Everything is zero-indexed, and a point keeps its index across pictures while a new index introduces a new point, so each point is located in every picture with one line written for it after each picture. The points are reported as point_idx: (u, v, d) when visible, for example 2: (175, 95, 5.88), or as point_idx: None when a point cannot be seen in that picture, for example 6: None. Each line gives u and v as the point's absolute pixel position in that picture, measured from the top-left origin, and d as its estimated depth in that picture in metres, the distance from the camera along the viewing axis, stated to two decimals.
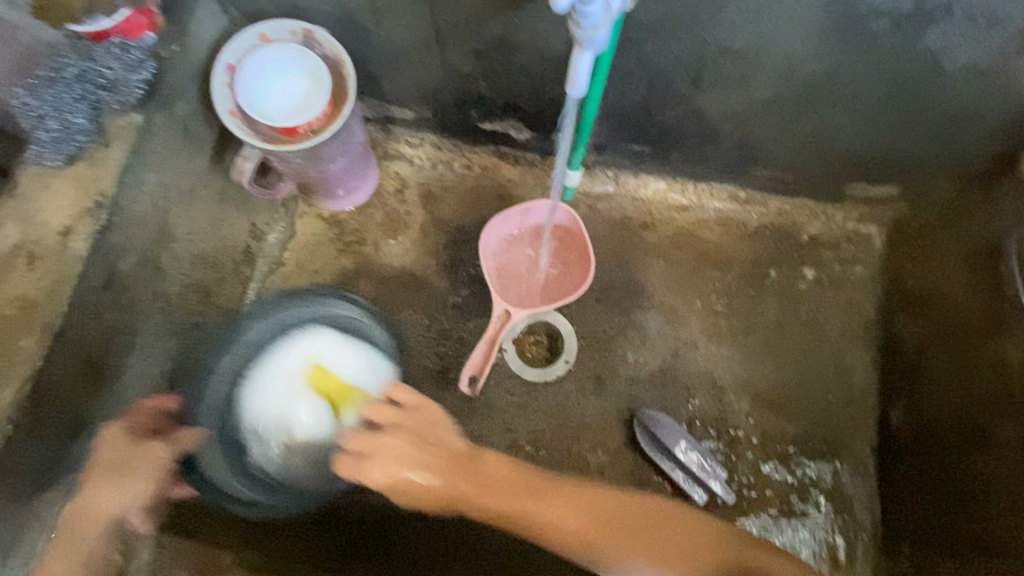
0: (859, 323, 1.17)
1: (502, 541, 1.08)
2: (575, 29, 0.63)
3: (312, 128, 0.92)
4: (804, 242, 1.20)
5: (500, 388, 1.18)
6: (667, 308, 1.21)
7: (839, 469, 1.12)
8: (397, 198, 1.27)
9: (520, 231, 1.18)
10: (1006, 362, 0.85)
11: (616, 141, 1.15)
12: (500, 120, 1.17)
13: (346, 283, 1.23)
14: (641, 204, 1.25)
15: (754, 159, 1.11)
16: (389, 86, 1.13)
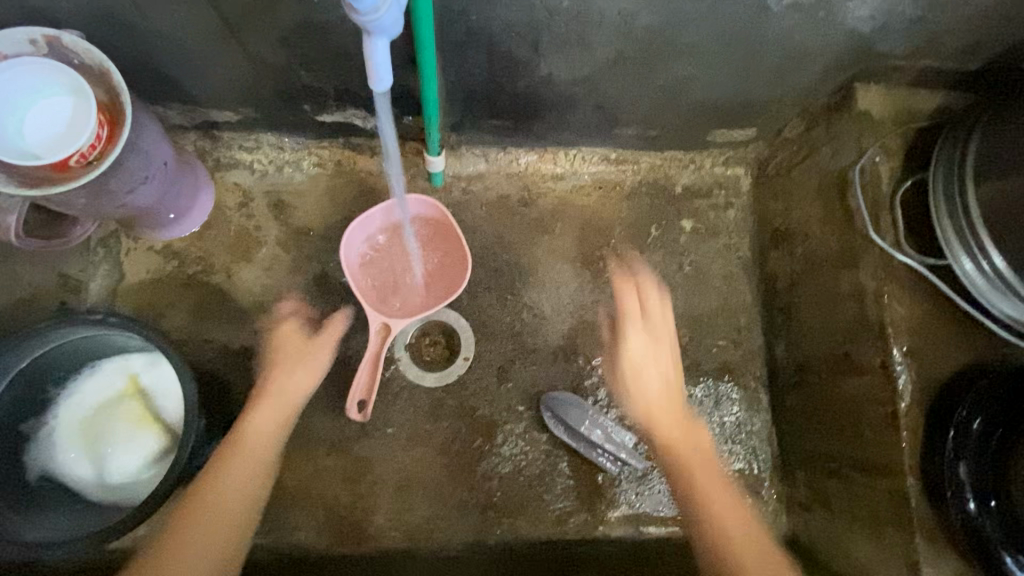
0: (739, 265, 1.19)
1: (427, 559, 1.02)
2: (356, 17, 0.54)
3: (88, 158, 0.75)
4: (679, 193, 1.20)
5: (398, 401, 1.10)
6: (558, 284, 1.18)
7: (739, 409, 1.14)
8: (242, 213, 1.10)
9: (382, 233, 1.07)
10: (864, 292, 0.88)
11: (473, 118, 1.06)
12: (339, 111, 1.03)
13: (199, 320, 1.07)
14: (515, 179, 1.18)
15: (615, 119, 1.07)
16: (194, 88, 0.95)
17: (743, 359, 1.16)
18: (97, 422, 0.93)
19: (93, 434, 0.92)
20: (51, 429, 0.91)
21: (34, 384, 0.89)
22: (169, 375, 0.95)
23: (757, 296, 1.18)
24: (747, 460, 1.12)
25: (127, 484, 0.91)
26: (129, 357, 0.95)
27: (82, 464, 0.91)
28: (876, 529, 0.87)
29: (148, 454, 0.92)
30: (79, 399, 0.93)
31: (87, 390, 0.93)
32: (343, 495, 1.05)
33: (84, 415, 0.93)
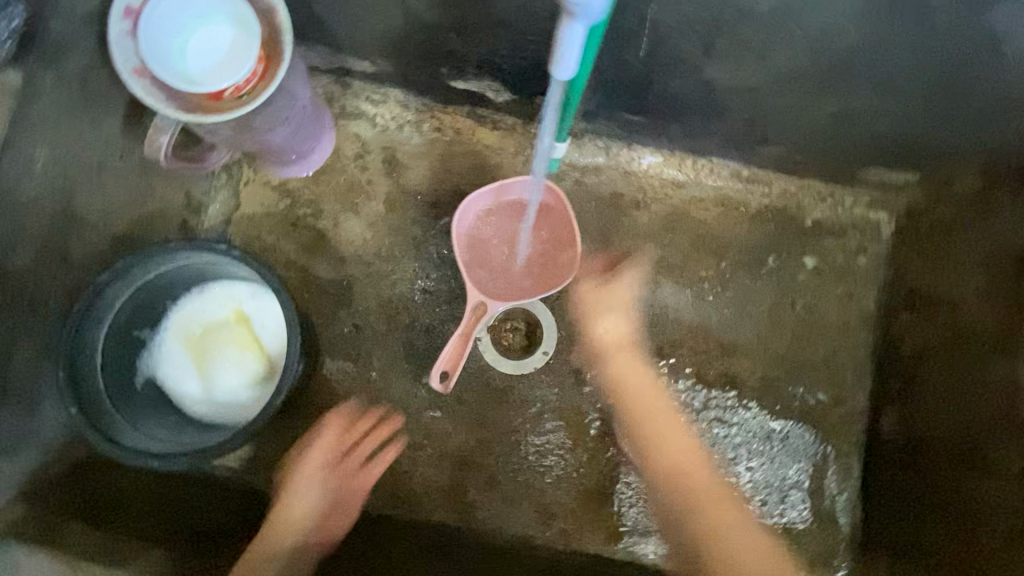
0: (856, 316, 1.09)
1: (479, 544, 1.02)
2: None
3: (243, 92, 0.75)
4: (808, 227, 1.11)
5: (472, 381, 1.09)
6: (656, 296, 1.12)
7: (822, 469, 1.06)
8: (357, 164, 1.10)
9: (492, 210, 1.06)
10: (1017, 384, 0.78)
11: (609, 110, 1.00)
12: (476, 79, 0.99)
13: (300, 262, 1.09)
14: (633, 179, 1.12)
15: (760, 136, 0.98)
16: (343, 35, 0.94)
17: (839, 418, 1.07)
18: (206, 341, 0.97)
19: (202, 351, 0.96)
20: (165, 340, 0.96)
21: (153, 299, 0.94)
22: (270, 306, 0.98)
23: (870, 355, 1.08)
24: (822, 526, 1.04)
25: (227, 405, 0.95)
26: (235, 286, 0.98)
27: (189, 379, 0.95)
28: None
29: (245, 381, 0.95)
30: (195, 315, 0.97)
31: (201, 309, 0.97)
32: (403, 460, 1.07)
33: (196, 332, 0.97)
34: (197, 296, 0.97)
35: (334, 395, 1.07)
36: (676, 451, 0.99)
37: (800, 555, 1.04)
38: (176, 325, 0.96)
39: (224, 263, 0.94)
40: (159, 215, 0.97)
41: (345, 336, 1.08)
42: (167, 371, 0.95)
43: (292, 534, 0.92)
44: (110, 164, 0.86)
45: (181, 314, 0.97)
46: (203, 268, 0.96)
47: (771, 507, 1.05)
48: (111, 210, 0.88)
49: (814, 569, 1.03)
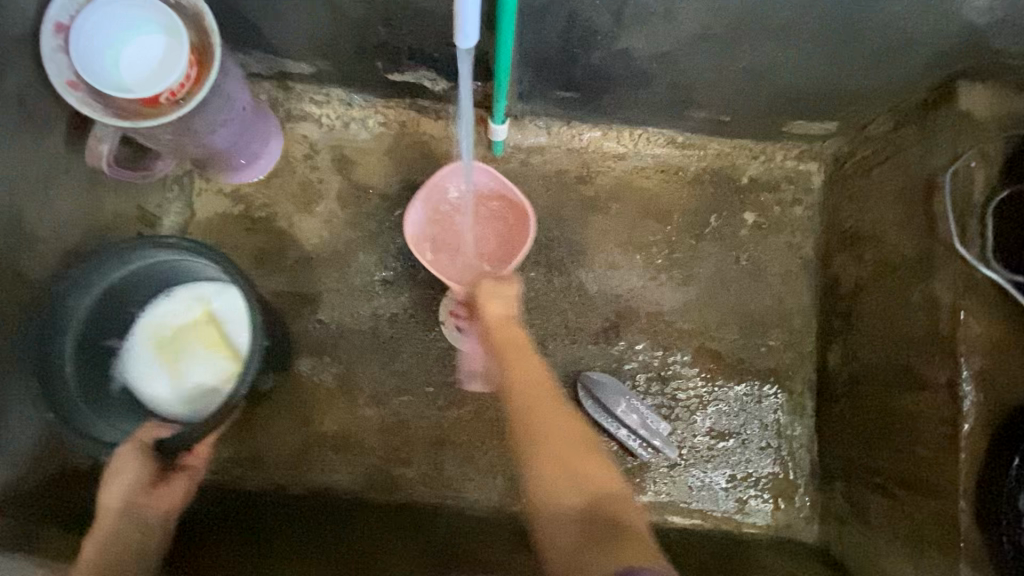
0: (798, 265, 1.15)
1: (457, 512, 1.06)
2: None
3: (178, 96, 0.79)
4: (744, 184, 1.16)
5: (439, 363, 1.12)
6: (609, 265, 1.16)
7: (779, 411, 1.11)
8: (307, 164, 1.13)
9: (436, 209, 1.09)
10: (936, 303, 0.83)
11: (542, 89, 1.04)
12: (412, 70, 1.03)
13: (260, 264, 1.11)
14: (575, 155, 1.16)
15: (687, 100, 1.03)
16: (278, 38, 0.97)
17: (790, 361, 1.12)
18: (176, 341, 1.01)
19: (172, 350, 1.01)
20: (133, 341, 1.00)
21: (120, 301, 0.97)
22: (236, 300, 1.03)
23: (814, 298, 1.13)
24: (785, 464, 1.10)
25: (194, 400, 0.99)
26: (200, 286, 1.04)
27: (157, 377, 0.99)
28: (916, 553, 0.83)
29: (218, 374, 1.00)
30: (164, 316, 1.02)
31: (170, 311, 1.02)
32: (378, 445, 1.09)
33: (166, 332, 1.02)
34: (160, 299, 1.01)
35: (305, 389, 1.10)
36: (537, 395, 0.94)
37: (767, 494, 1.09)
38: (142, 330, 1.01)
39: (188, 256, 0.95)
40: (113, 231, 0.98)
41: (310, 331, 1.11)
42: (136, 370, 0.99)
43: (121, 556, 0.79)
44: (60, 180, 0.87)
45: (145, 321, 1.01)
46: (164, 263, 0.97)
47: (736, 451, 1.10)
48: (65, 226, 0.89)
49: (780, 505, 1.08)
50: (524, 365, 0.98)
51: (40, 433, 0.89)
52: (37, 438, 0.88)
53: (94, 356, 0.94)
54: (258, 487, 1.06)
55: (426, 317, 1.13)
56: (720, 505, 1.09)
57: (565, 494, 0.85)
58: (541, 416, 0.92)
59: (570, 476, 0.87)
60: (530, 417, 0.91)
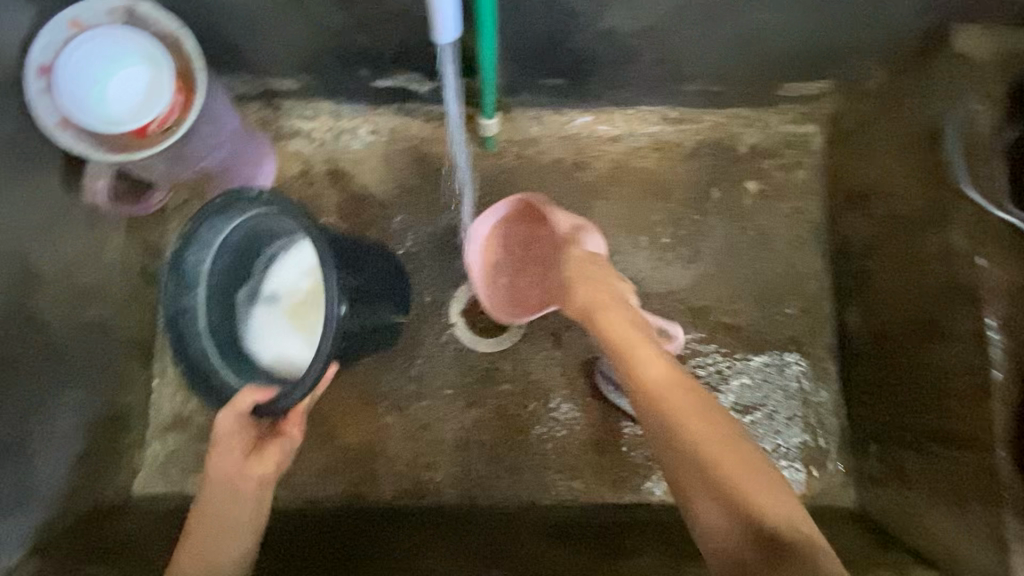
0: (807, 229, 1.13)
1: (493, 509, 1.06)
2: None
3: (167, 125, 0.79)
4: (743, 153, 1.14)
5: (455, 365, 1.11)
6: (615, 249, 1.14)
7: (803, 378, 1.09)
8: (303, 180, 1.13)
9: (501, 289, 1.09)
10: (952, 251, 0.81)
11: (528, 79, 1.03)
12: (396, 75, 1.01)
13: None
14: (569, 142, 1.15)
15: (677, 74, 1.02)
16: (259, 57, 0.97)
17: (809, 327, 1.11)
18: (305, 303, 0.96)
19: (304, 313, 0.96)
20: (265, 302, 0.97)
21: (232, 260, 0.93)
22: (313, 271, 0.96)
23: (827, 260, 1.11)
24: (813, 431, 1.08)
25: (310, 356, 0.91)
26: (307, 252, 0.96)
27: (296, 336, 0.95)
28: (953, 505, 0.81)
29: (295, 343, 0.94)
30: (278, 279, 0.97)
31: (303, 266, 0.97)
32: (404, 452, 1.09)
33: (293, 295, 0.97)
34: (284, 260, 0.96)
35: (325, 404, 1.10)
36: (656, 383, 0.77)
37: (799, 463, 1.07)
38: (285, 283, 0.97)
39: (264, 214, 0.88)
40: (120, 266, 0.99)
41: None
42: (268, 330, 0.96)
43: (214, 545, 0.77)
44: (63, 222, 0.88)
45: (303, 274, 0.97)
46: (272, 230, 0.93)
47: (762, 424, 1.09)
48: (72, 267, 0.89)
49: (813, 472, 1.07)
50: (656, 346, 0.82)
51: (67, 473, 0.89)
52: (65, 478, 0.89)
53: (220, 314, 0.93)
54: (289, 505, 1.06)
55: (436, 320, 1.12)
56: None
57: (709, 504, 0.68)
58: (691, 411, 0.73)
59: (736, 452, 0.70)
60: (663, 406, 0.74)
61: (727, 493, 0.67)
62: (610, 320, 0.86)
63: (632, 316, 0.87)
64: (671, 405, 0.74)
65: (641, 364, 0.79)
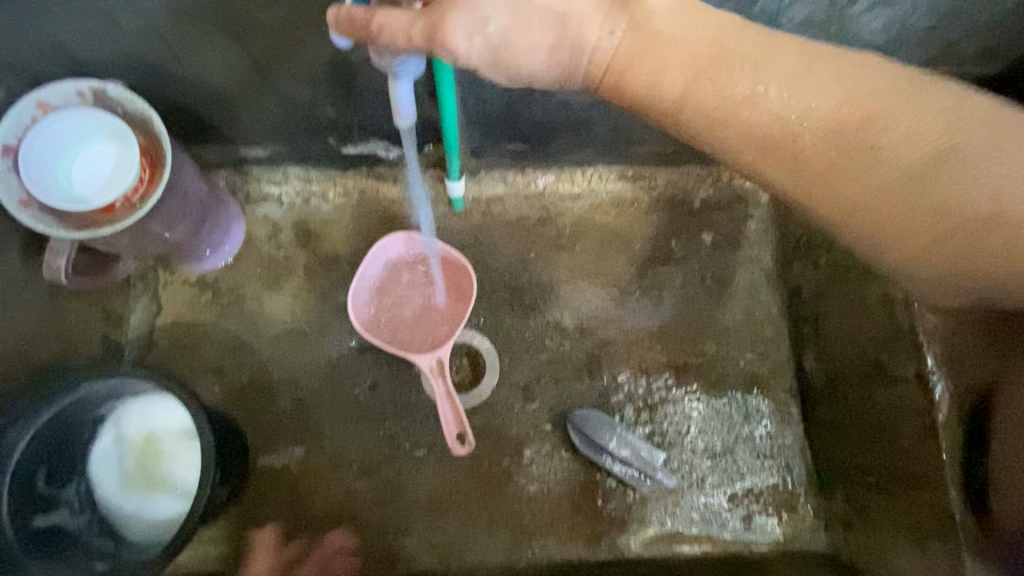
0: (762, 277, 1.18)
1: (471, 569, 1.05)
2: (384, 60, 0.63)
3: (131, 200, 0.80)
4: (697, 207, 1.20)
5: (427, 425, 1.10)
6: (582, 301, 1.17)
7: (768, 422, 1.12)
8: (271, 243, 1.14)
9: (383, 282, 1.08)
10: (893, 298, 0.87)
11: (491, 143, 1.08)
12: (364, 143, 1.05)
13: (235, 350, 1.10)
14: (533, 200, 1.20)
15: (630, 137, 1.08)
16: (228, 128, 0.99)
17: (770, 370, 1.15)
18: (133, 474, 0.97)
19: (133, 483, 0.97)
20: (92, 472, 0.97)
21: (48, 458, 0.91)
22: (168, 409, 0.98)
23: (782, 305, 1.17)
24: (780, 474, 1.10)
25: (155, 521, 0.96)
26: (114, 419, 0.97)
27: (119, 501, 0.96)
28: (919, 544, 0.83)
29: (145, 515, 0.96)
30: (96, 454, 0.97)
31: (142, 423, 0.98)
32: (377, 516, 1.07)
33: (117, 464, 0.98)
34: (101, 439, 0.97)
35: (293, 468, 1.07)
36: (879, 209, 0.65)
37: (769, 508, 1.09)
38: (109, 450, 0.97)
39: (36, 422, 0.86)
40: (79, 336, 0.98)
41: (288, 414, 1.09)
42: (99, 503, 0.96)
43: None
44: None
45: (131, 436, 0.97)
46: (77, 404, 0.91)
47: (731, 470, 1.10)
48: None
49: (783, 517, 1.08)
50: (807, 146, 0.65)
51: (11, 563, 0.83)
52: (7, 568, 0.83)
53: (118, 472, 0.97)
54: None
55: (407, 378, 1.12)
56: (726, 526, 1.08)
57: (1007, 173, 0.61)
58: (894, 203, 0.64)
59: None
60: (949, 225, 0.63)
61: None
62: (737, 143, 0.66)
63: (734, 102, 0.64)
64: (860, 157, 0.64)
65: (856, 215, 0.66)
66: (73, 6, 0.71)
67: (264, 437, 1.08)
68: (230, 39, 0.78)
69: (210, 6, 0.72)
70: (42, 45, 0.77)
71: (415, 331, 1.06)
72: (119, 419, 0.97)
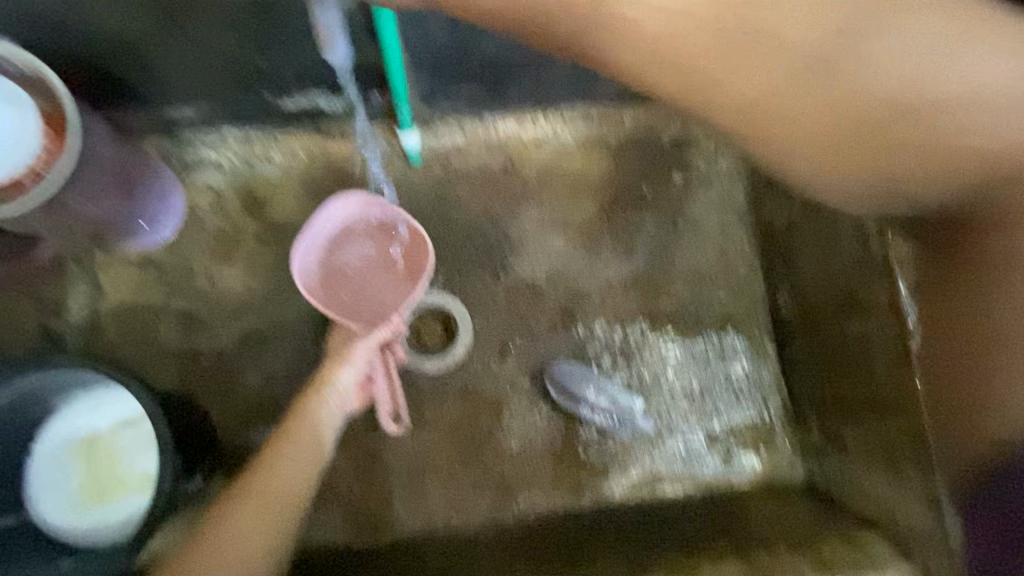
0: (734, 214, 1.15)
1: (459, 528, 1.05)
2: None
3: (39, 172, 0.71)
4: (666, 146, 1.15)
5: (401, 391, 1.07)
6: (552, 252, 1.13)
7: (745, 360, 1.13)
8: (215, 212, 1.05)
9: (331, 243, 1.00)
10: (865, 226, 0.85)
11: (444, 88, 1.00)
12: (304, 95, 0.96)
13: (189, 329, 1.04)
14: (495, 148, 1.13)
15: (592, 72, 1.01)
16: (145, 84, 0.88)
17: (745, 309, 1.14)
18: (89, 473, 0.91)
19: (90, 482, 0.90)
20: (46, 475, 0.91)
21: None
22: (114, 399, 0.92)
23: (756, 242, 1.15)
24: (758, 409, 1.11)
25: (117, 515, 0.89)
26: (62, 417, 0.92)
27: (76, 503, 0.90)
28: (893, 467, 0.85)
29: (108, 510, 0.89)
30: (49, 455, 0.91)
31: (91, 418, 0.92)
32: (358, 485, 1.05)
33: (70, 464, 0.91)
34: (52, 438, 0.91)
35: None
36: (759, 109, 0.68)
37: (748, 443, 1.10)
38: (60, 451, 0.92)
39: None
40: None
41: (254, 390, 1.04)
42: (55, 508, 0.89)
43: None
44: None
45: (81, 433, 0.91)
46: (17, 405, 0.87)
47: (711, 410, 1.11)
48: None
49: (762, 450, 1.10)
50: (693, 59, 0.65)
51: None
52: None
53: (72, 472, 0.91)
54: None
55: None
56: (707, 465, 1.09)
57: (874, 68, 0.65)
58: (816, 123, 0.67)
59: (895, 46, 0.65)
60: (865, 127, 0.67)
61: (926, 141, 0.67)
62: (633, 58, 0.67)
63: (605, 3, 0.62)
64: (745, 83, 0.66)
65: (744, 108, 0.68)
66: None
67: (231, 417, 1.03)
68: None
69: None
70: None
71: (364, 301, 1.00)
72: (66, 415, 0.91)
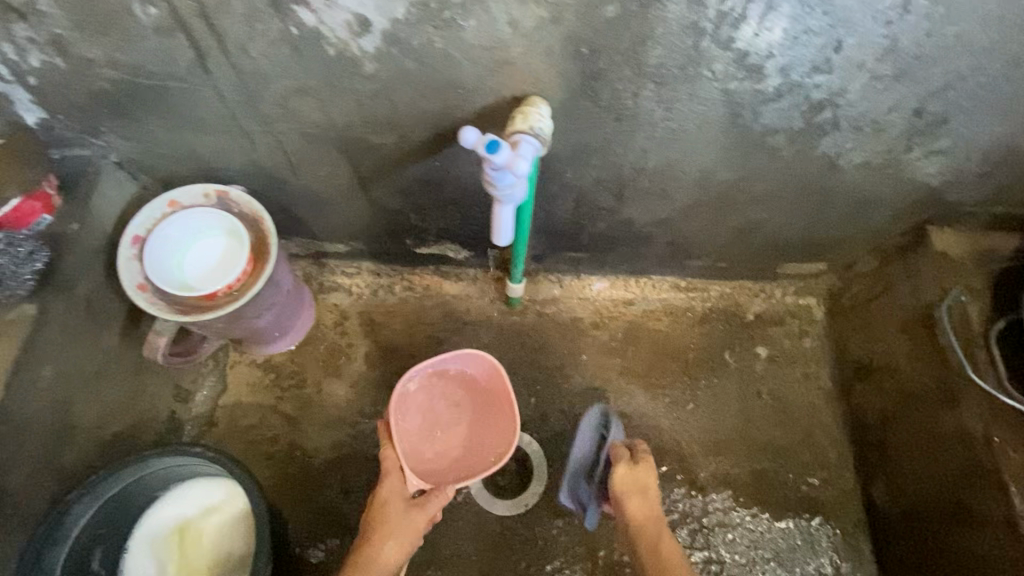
0: (818, 395, 1.16)
1: None
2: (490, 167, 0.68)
3: (233, 290, 0.86)
4: (750, 320, 1.21)
5: (469, 532, 1.07)
6: (634, 409, 1.16)
7: (834, 559, 1.06)
8: (337, 330, 1.19)
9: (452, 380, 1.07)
10: (969, 433, 0.86)
11: (553, 251, 1.15)
12: (437, 245, 1.13)
13: (289, 435, 1.12)
14: (587, 304, 1.23)
15: (686, 253, 1.13)
16: (316, 225, 1.08)
17: (834, 499, 1.09)
18: (180, 559, 0.94)
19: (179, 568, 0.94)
20: (137, 557, 0.93)
21: (106, 533, 0.90)
22: (218, 490, 0.97)
23: (843, 428, 1.14)
24: None
25: None
26: (163, 500, 0.95)
27: None
28: None
29: None
30: (142, 536, 0.94)
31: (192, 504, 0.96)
32: None
33: (162, 548, 0.94)
34: (149, 518, 0.95)
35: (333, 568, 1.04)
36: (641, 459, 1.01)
37: None
38: (154, 533, 0.95)
39: (98, 498, 0.85)
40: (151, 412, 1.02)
41: (334, 504, 1.08)
42: None
43: None
44: (108, 370, 0.91)
45: (179, 518, 0.96)
46: (139, 482, 0.90)
47: None
48: (107, 415, 0.92)
49: None
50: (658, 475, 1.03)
51: None
52: None
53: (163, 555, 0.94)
54: None
55: None
56: None
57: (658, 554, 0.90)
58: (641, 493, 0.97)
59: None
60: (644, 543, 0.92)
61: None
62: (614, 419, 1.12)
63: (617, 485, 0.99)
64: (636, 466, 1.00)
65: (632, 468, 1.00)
66: (210, 126, 0.82)
67: (308, 529, 1.06)
68: (341, 156, 0.87)
69: (326, 134, 0.82)
70: (183, 154, 0.89)
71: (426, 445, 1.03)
72: (168, 499, 0.96)
